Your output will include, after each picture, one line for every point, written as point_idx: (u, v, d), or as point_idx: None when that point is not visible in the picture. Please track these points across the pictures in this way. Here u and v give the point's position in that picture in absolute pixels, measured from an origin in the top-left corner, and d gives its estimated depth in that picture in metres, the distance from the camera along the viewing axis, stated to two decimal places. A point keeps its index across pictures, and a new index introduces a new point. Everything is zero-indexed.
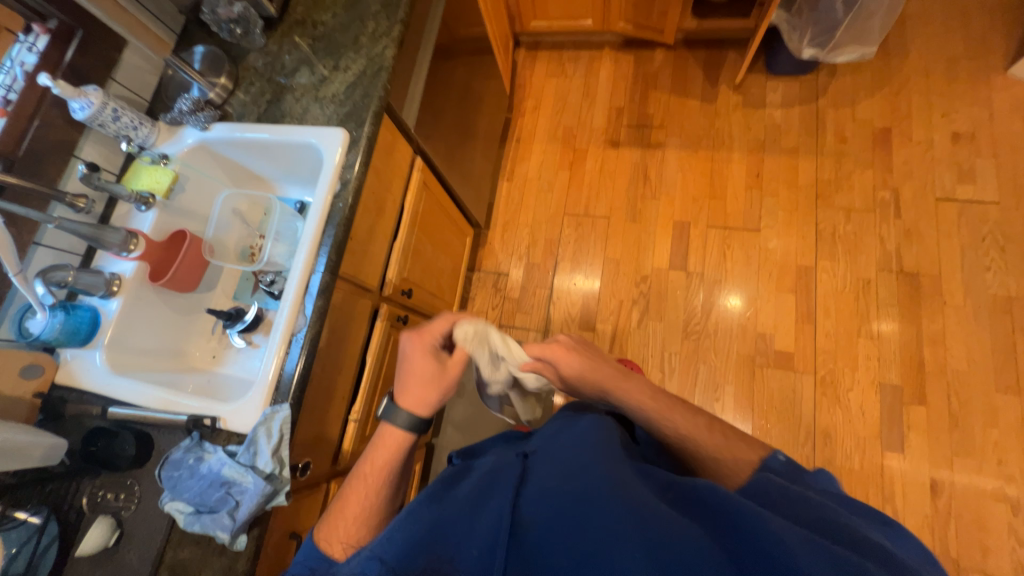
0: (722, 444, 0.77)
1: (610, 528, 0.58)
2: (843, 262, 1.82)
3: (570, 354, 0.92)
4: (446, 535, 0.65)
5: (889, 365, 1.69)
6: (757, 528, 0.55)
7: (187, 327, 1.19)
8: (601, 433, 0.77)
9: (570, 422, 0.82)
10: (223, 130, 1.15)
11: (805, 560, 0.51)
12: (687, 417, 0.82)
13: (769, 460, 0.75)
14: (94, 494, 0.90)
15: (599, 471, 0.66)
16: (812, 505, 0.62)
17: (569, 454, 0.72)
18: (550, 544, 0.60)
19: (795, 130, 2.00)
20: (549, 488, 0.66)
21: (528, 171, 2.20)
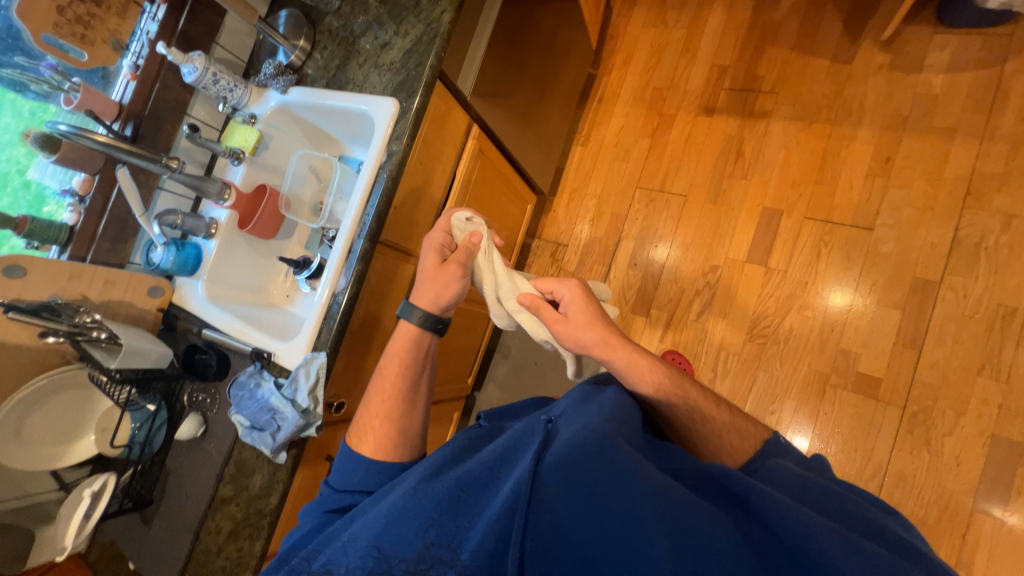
0: (728, 422, 0.83)
1: (630, 511, 0.59)
2: (983, 280, 1.45)
3: (581, 300, 0.91)
4: (464, 493, 0.68)
5: (1013, 416, 1.37)
6: (789, 524, 0.57)
7: (266, 267, 1.39)
8: (622, 408, 0.76)
9: (591, 393, 0.82)
10: (299, 93, 1.25)
11: (832, 554, 0.53)
12: (697, 392, 0.85)
13: (772, 440, 0.81)
14: (192, 395, 1.19)
15: (623, 447, 0.65)
16: (823, 493, 0.65)
17: (591, 422, 0.71)
18: (571, 517, 0.61)
19: (958, 104, 1.55)
20: (568, 455, 0.65)
21: (606, 136, 2.04)
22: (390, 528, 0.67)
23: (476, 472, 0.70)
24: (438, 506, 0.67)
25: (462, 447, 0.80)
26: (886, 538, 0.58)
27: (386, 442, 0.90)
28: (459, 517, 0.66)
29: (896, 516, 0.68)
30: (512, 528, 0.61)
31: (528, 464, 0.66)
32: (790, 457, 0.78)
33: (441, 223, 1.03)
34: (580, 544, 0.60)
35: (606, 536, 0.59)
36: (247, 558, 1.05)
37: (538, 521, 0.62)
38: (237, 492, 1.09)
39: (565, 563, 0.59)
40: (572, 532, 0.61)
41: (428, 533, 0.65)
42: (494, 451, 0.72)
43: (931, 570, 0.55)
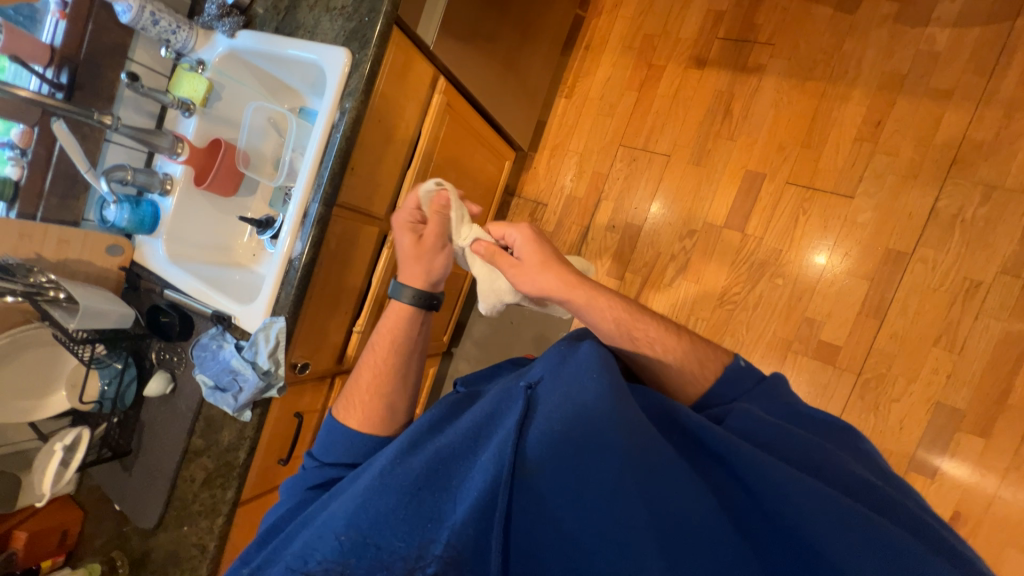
0: (690, 352, 0.81)
1: (614, 482, 0.62)
2: (954, 252, 1.44)
3: (533, 242, 0.83)
4: (444, 470, 0.69)
5: (960, 386, 1.42)
6: (759, 476, 0.61)
7: (227, 224, 1.35)
8: (604, 361, 0.71)
9: (565, 354, 0.75)
10: (248, 39, 1.16)
11: (802, 504, 0.58)
12: (659, 328, 0.82)
13: (732, 367, 0.81)
14: (160, 353, 1.21)
15: (610, 419, 0.64)
16: (790, 441, 0.68)
17: (572, 391, 0.68)
18: (556, 490, 0.64)
19: (960, 64, 1.46)
20: (551, 433, 0.65)
21: (591, 87, 1.92)
22: (371, 508, 0.66)
23: (454, 444, 0.70)
24: (416, 482, 0.68)
25: (441, 416, 0.78)
26: (851, 486, 0.63)
27: (374, 414, 0.89)
28: (440, 491, 0.67)
29: (855, 446, 0.74)
30: (499, 505, 0.63)
31: (509, 443, 0.66)
32: (755, 388, 0.80)
33: (408, 196, 0.94)
34: (565, 513, 0.63)
35: (593, 507, 0.62)
36: (220, 504, 1.13)
37: (526, 493, 0.65)
38: (208, 445, 1.15)
39: (553, 529, 0.64)
40: (557, 504, 0.64)
41: (414, 510, 0.66)
42: (472, 420, 0.72)
43: (880, 506, 0.61)
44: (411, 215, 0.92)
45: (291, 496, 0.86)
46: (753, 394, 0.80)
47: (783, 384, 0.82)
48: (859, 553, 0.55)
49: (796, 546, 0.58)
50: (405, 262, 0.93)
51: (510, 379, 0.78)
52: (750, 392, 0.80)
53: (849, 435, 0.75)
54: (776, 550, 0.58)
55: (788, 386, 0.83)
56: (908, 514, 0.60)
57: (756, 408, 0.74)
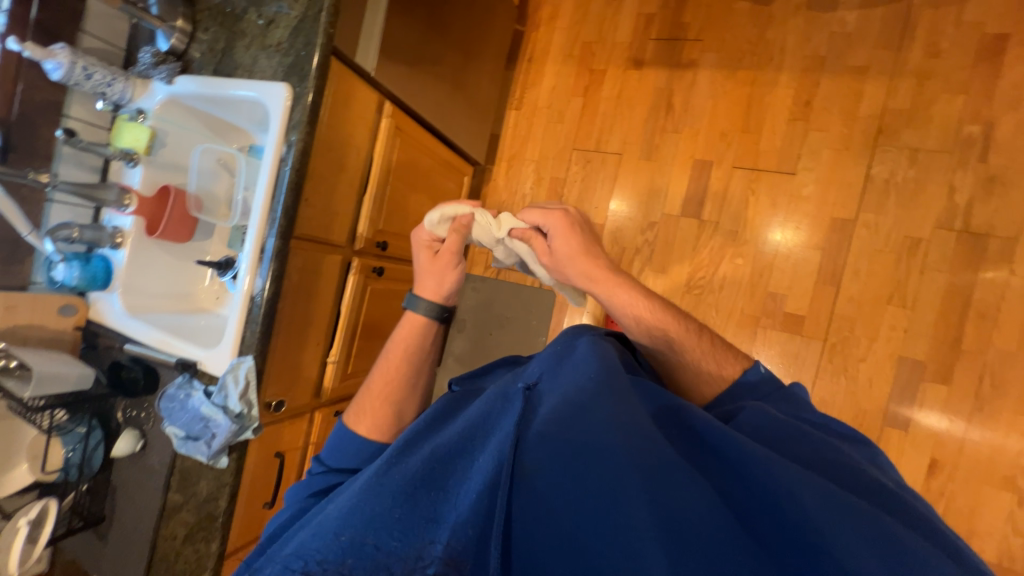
0: (707, 353, 0.81)
1: (615, 479, 0.56)
2: (892, 215, 1.53)
3: (570, 233, 0.84)
4: (438, 474, 0.63)
5: (917, 338, 1.49)
6: (760, 475, 0.56)
7: (188, 271, 1.32)
8: (599, 359, 0.70)
9: (561, 354, 0.76)
10: (187, 84, 1.16)
11: (810, 505, 0.53)
12: (675, 319, 0.82)
13: (749, 373, 0.79)
14: (126, 411, 1.16)
15: (606, 414, 0.61)
16: (798, 442, 0.63)
17: (569, 390, 0.65)
18: (555, 491, 0.57)
19: (871, 41, 1.57)
20: (553, 423, 0.60)
21: (539, 97, 1.99)
22: (362, 508, 0.59)
23: (453, 441, 0.66)
24: (411, 480, 0.62)
25: (438, 412, 0.75)
26: (859, 485, 0.57)
27: (382, 417, 0.87)
28: (436, 490, 0.61)
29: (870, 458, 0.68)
30: (498, 503, 0.57)
31: (509, 437, 0.61)
32: (773, 391, 0.78)
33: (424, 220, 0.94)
34: (564, 514, 0.56)
35: (592, 506, 0.55)
36: (204, 559, 1.09)
37: (525, 490, 0.58)
38: (186, 499, 1.11)
39: (553, 531, 0.56)
40: (557, 507, 0.57)
41: (407, 512, 0.59)
42: (469, 420, 0.68)
43: (893, 508, 0.55)
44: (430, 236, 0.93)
45: (289, 505, 0.79)
46: (771, 396, 0.77)
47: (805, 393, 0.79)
48: (871, 557, 0.49)
49: (805, 547, 0.51)
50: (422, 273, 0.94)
51: (506, 381, 0.76)
52: (766, 393, 0.77)
53: (866, 446, 0.70)
54: (790, 560, 0.51)
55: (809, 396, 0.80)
56: (926, 523, 0.54)
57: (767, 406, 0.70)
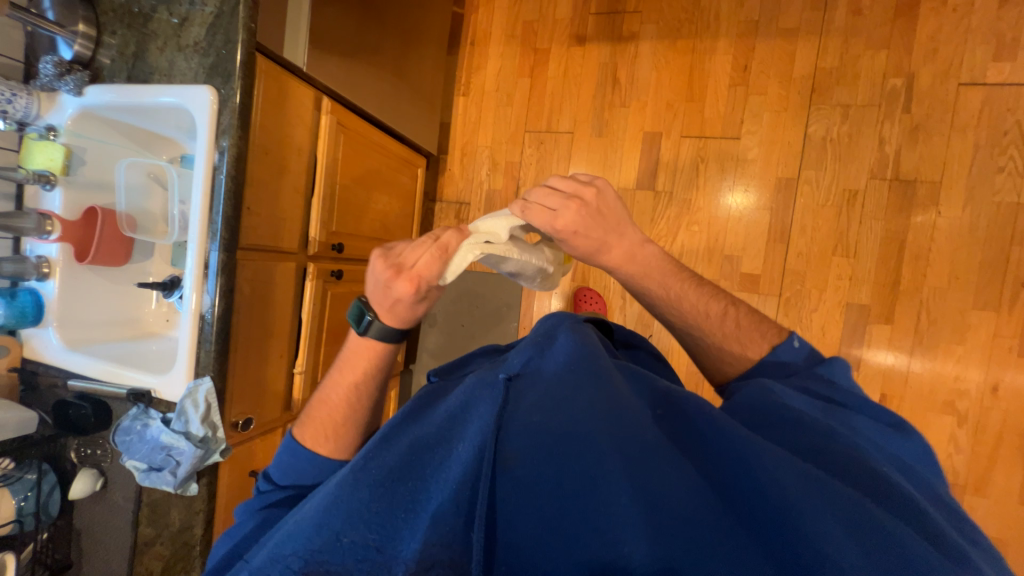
0: (731, 335, 0.82)
1: (596, 464, 0.56)
2: (830, 170, 1.61)
3: (578, 231, 0.76)
4: (417, 471, 0.63)
5: (861, 285, 1.59)
6: (745, 460, 0.57)
7: (130, 296, 1.24)
8: (581, 347, 0.69)
9: (543, 345, 0.73)
10: (99, 94, 1.07)
11: (790, 486, 0.54)
12: (699, 300, 0.82)
13: (782, 350, 0.80)
14: (80, 450, 1.10)
15: (590, 403, 0.61)
16: (798, 426, 0.63)
17: (554, 382, 0.65)
18: (536, 480, 0.58)
19: (798, 3, 1.62)
20: (536, 414, 0.62)
21: (486, 82, 1.95)
22: (348, 503, 0.60)
23: (433, 432, 0.66)
24: (388, 475, 0.62)
25: (418, 401, 0.74)
26: (839, 466, 0.58)
27: (329, 430, 0.76)
28: (414, 482, 0.62)
29: (894, 447, 0.66)
30: (480, 491, 0.57)
31: (491, 426, 0.61)
32: (806, 369, 0.78)
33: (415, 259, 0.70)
34: (545, 498, 0.57)
35: (573, 489, 0.56)
36: None
37: (508, 475, 0.58)
38: (159, 532, 1.07)
39: (535, 515, 0.56)
40: (538, 495, 0.57)
41: (393, 506, 0.60)
42: (449, 410, 0.68)
43: (878, 491, 0.55)
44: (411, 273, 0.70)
45: (242, 522, 0.76)
46: (801, 373, 0.78)
47: (849, 372, 0.78)
48: (840, 534, 0.50)
49: (780, 529, 0.51)
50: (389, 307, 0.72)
51: (487, 370, 0.74)
52: (798, 371, 0.78)
53: (905, 432, 0.68)
54: (776, 545, 0.51)
55: (849, 375, 0.78)
56: (905, 503, 0.54)
57: (776, 386, 0.72)
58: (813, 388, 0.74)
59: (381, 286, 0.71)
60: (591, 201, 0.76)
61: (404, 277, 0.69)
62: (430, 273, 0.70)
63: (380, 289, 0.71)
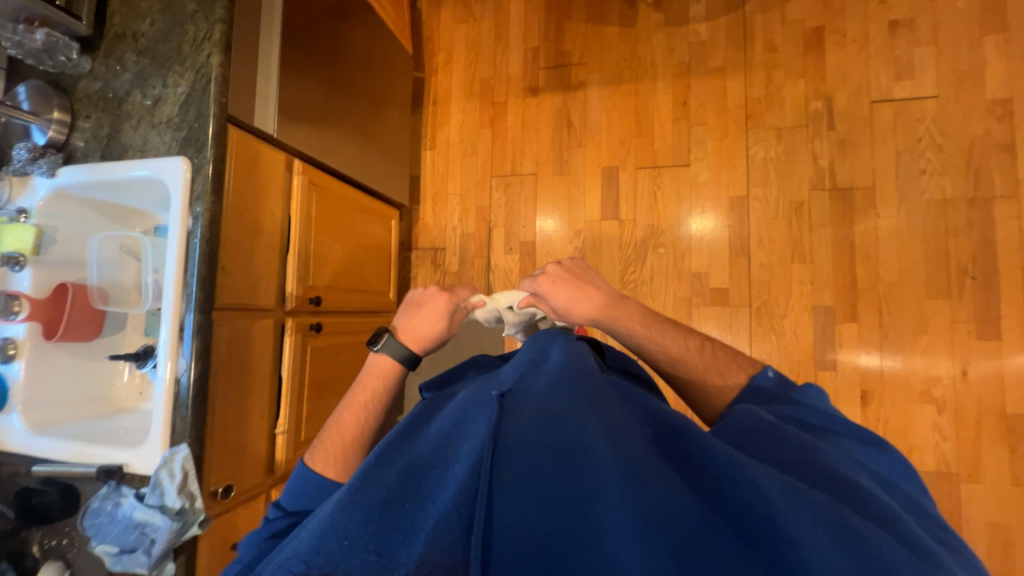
0: (711, 365, 0.91)
1: (588, 475, 0.58)
2: (775, 186, 1.74)
3: (557, 283, 1.01)
4: (416, 490, 0.63)
5: (823, 288, 1.68)
6: (736, 473, 0.56)
7: (101, 371, 1.21)
8: (574, 365, 0.73)
9: (538, 361, 0.78)
10: (73, 174, 1.10)
11: (780, 501, 0.53)
12: (679, 339, 0.94)
13: (757, 379, 0.86)
14: (43, 542, 1.02)
15: (583, 419, 0.63)
16: (786, 442, 0.64)
17: (546, 400, 0.67)
18: (530, 493, 0.59)
19: (722, 45, 1.82)
20: (531, 431, 0.63)
21: (450, 135, 2.08)
22: (351, 519, 0.60)
23: (429, 453, 0.67)
24: (387, 497, 0.62)
25: (411, 416, 0.75)
26: (817, 474, 0.60)
27: (338, 453, 0.83)
28: (411, 501, 0.62)
29: (872, 464, 0.69)
30: (478, 511, 0.58)
31: (487, 440, 0.63)
32: (783, 395, 0.83)
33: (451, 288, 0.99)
34: (537, 515, 0.58)
35: (565, 502, 0.58)
36: None
37: (503, 491, 0.60)
38: None
39: (529, 525, 0.58)
40: (531, 509, 0.58)
41: (392, 523, 0.60)
42: (443, 429, 0.69)
43: (863, 506, 0.56)
44: (448, 293, 0.97)
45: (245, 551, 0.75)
46: (779, 399, 0.82)
47: (823, 398, 0.82)
48: (827, 544, 0.51)
49: (768, 539, 0.52)
50: (419, 320, 0.94)
51: (479, 388, 0.76)
52: (777, 398, 0.82)
53: (881, 448, 0.70)
54: (762, 552, 0.51)
55: (825, 400, 0.82)
56: (880, 508, 0.56)
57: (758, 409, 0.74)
58: (790, 413, 0.77)
59: (423, 303, 0.97)
60: (567, 264, 1.05)
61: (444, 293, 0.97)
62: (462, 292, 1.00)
63: (421, 300, 0.97)
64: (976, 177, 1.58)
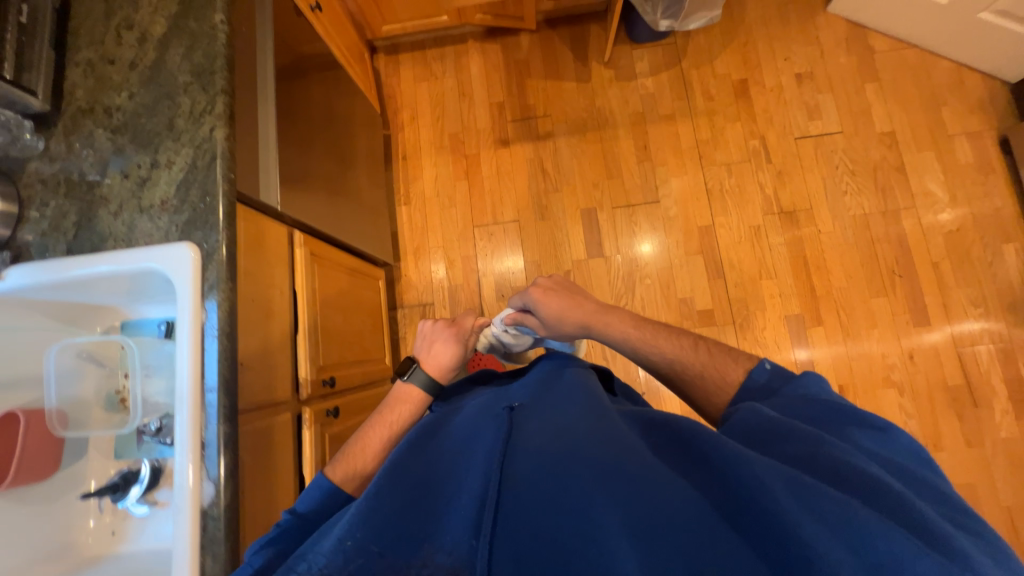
0: (707, 362, 0.86)
1: (592, 473, 0.62)
2: (734, 214, 1.96)
3: (549, 293, 1.04)
4: (432, 495, 0.68)
5: (790, 298, 1.89)
6: (738, 468, 0.57)
7: (59, 517, 0.95)
8: (582, 386, 0.86)
9: (556, 377, 0.92)
10: (26, 275, 0.91)
11: (782, 494, 0.53)
12: (671, 340, 0.91)
13: (754, 373, 0.79)
14: None
15: (588, 432, 0.70)
16: (794, 442, 0.62)
17: (552, 419, 0.75)
18: (531, 495, 0.62)
19: (668, 96, 2.06)
20: (542, 441, 0.70)
21: (425, 189, 2.06)
22: (363, 524, 0.62)
23: (444, 467, 0.73)
24: (402, 505, 0.66)
25: (421, 430, 0.82)
26: (826, 471, 0.57)
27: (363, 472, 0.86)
28: (428, 513, 0.66)
29: (881, 451, 0.62)
30: (485, 517, 0.61)
31: (497, 452, 0.69)
32: (781, 386, 0.76)
33: (453, 319, 1.13)
34: (546, 518, 0.60)
35: (572, 504, 0.60)
36: None
37: (512, 498, 0.63)
38: None
39: (531, 524, 0.60)
40: (535, 508, 0.61)
41: (405, 530, 0.63)
42: (460, 444, 0.77)
43: (877, 504, 0.53)
44: (451, 323, 1.12)
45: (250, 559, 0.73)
46: (782, 392, 0.74)
47: (824, 383, 0.74)
48: (833, 538, 0.49)
49: (774, 535, 0.51)
50: (431, 355, 1.06)
51: (486, 407, 0.85)
52: (777, 390, 0.75)
53: (888, 432, 0.64)
54: (764, 544, 0.52)
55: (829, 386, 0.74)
56: (889, 498, 0.53)
57: (762, 406, 0.70)
58: (794, 405, 0.70)
59: (434, 339, 1.09)
60: (553, 280, 1.07)
61: (450, 327, 1.11)
62: (465, 323, 1.14)
63: (431, 334, 1.10)
64: (884, 194, 1.92)
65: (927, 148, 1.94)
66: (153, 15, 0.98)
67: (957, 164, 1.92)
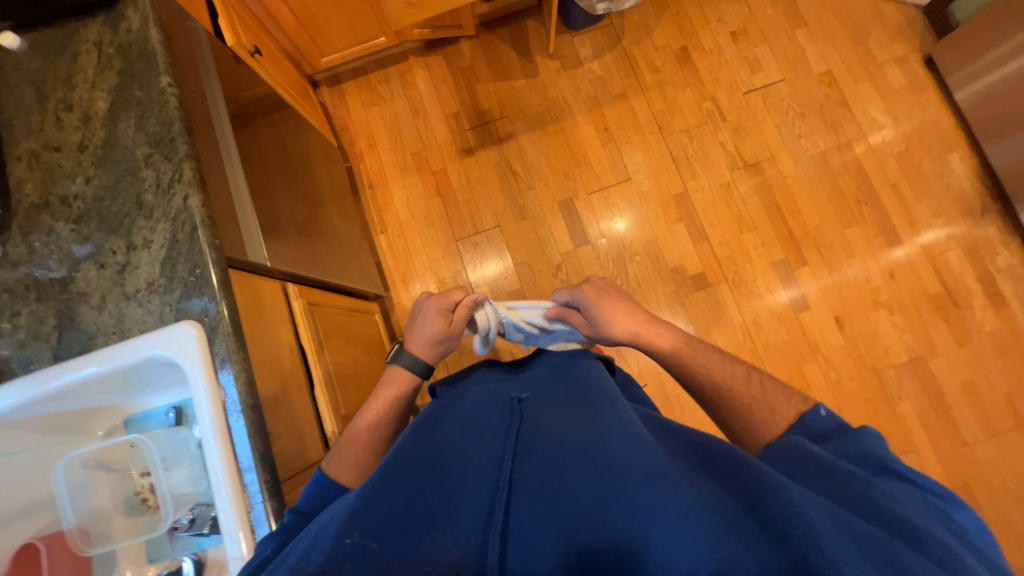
0: (757, 394, 0.82)
1: (612, 462, 0.61)
2: (704, 176, 2.01)
3: (604, 294, 1.05)
4: (441, 485, 0.65)
5: (772, 245, 1.96)
6: (764, 480, 0.54)
7: None
8: (593, 389, 0.85)
9: (559, 383, 0.91)
10: (12, 395, 0.84)
11: (812, 512, 0.50)
12: (725, 365, 0.90)
13: (808, 415, 0.74)
14: None
15: (608, 432, 0.68)
16: (837, 479, 0.58)
17: (569, 423, 0.74)
18: (546, 492, 0.62)
19: (617, 76, 2.09)
20: (562, 441, 0.68)
21: (399, 214, 2.03)
22: (365, 518, 0.57)
23: (454, 460, 0.70)
24: (410, 492, 0.63)
25: (425, 424, 0.81)
26: (864, 506, 0.54)
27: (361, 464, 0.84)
28: (438, 503, 0.63)
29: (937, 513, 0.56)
30: (498, 510, 0.60)
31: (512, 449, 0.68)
32: (833, 432, 0.70)
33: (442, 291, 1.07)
34: (560, 513, 0.59)
35: (586, 496, 0.59)
36: None
37: (524, 500, 0.62)
38: None
39: (548, 522, 0.59)
40: (551, 504, 0.60)
41: (407, 523, 0.59)
42: (468, 439, 0.75)
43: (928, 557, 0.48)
44: (439, 293, 1.06)
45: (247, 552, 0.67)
46: (832, 436, 0.69)
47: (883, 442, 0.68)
48: (857, 557, 0.46)
49: (791, 534, 0.48)
50: (415, 331, 1.05)
51: (491, 408, 0.84)
52: (829, 436, 0.70)
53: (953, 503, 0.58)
54: (784, 541, 0.48)
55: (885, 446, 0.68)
56: (938, 552, 0.48)
57: (808, 442, 0.67)
58: (844, 451, 0.65)
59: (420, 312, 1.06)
60: (605, 284, 1.09)
61: (433, 300, 1.05)
62: (452, 297, 1.06)
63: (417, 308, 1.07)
64: (835, 129, 2.02)
65: (864, 80, 2.05)
66: (92, 91, 0.94)
67: (893, 89, 2.03)
